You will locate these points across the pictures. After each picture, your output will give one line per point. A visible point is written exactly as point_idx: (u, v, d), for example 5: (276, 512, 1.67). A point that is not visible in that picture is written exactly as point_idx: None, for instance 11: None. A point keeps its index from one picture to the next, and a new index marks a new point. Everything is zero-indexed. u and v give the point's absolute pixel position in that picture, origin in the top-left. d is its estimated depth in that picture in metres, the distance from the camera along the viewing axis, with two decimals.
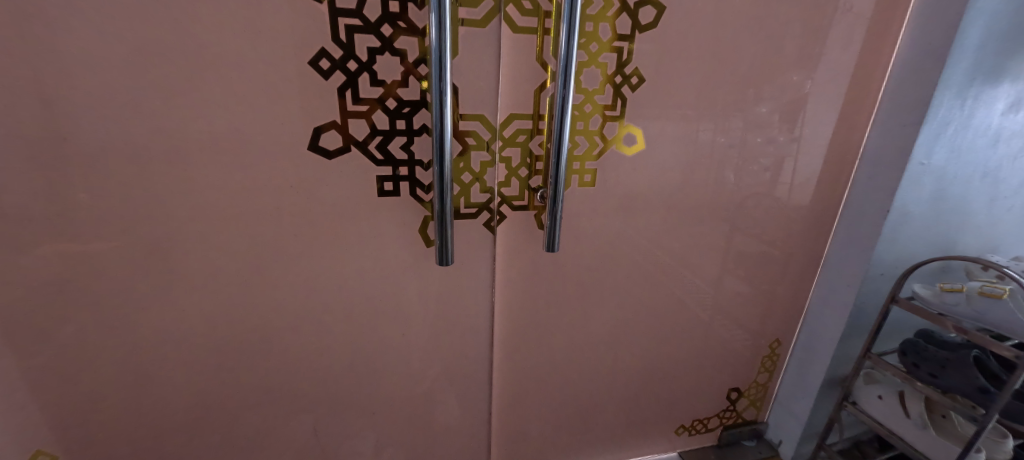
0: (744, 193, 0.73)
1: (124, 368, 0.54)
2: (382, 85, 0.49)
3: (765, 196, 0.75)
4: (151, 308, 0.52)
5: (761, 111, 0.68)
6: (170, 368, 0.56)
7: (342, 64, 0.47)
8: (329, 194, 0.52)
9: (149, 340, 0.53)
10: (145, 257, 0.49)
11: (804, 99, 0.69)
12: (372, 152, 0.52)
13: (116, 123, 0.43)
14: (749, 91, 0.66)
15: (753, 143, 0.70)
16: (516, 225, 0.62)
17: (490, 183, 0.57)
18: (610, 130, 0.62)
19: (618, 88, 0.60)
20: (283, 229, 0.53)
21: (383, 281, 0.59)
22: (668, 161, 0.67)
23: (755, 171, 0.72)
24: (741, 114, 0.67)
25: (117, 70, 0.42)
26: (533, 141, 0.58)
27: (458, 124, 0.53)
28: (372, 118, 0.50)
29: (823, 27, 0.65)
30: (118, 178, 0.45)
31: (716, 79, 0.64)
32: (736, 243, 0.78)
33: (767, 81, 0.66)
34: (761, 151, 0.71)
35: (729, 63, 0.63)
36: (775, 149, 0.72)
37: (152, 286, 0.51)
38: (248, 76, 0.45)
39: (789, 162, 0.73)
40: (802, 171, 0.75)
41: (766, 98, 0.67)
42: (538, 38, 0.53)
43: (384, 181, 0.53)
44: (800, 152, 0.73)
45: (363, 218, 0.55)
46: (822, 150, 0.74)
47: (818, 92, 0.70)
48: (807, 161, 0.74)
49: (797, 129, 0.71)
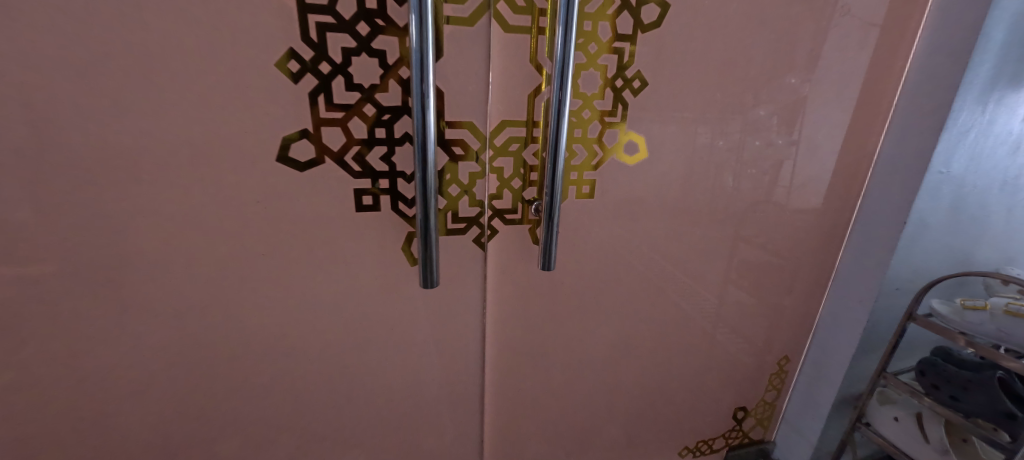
0: (746, 200, 0.69)
1: (69, 409, 0.47)
2: (359, 89, 0.45)
3: (772, 204, 0.71)
4: (100, 341, 0.46)
5: (760, 113, 0.64)
6: (126, 404, 0.50)
7: (314, 67, 0.43)
8: (304, 210, 0.48)
9: (99, 376, 0.47)
10: (90, 285, 0.44)
11: (804, 100, 0.65)
12: (349, 163, 0.47)
13: (49, 136, 0.38)
14: (756, 93, 0.62)
15: (752, 145, 0.66)
16: (509, 241, 0.57)
17: (480, 196, 0.53)
18: (610, 138, 0.58)
19: (619, 92, 0.56)
20: (252, 247, 0.48)
21: (364, 300, 0.54)
22: (670, 168, 0.63)
23: (752, 174, 0.68)
24: (740, 117, 0.63)
25: (46, 75, 0.36)
26: (527, 150, 0.53)
27: (444, 132, 0.48)
28: (349, 126, 0.46)
29: (820, 27, 0.62)
30: (54, 197, 0.39)
31: (723, 81, 0.60)
32: (742, 252, 0.74)
33: (776, 83, 0.63)
34: (759, 154, 0.67)
35: (735, 64, 0.60)
36: (773, 152, 0.67)
37: (101, 316, 0.45)
38: (208, 78, 0.40)
39: (787, 165, 0.69)
40: (801, 172, 0.70)
41: (767, 100, 0.63)
42: (532, 38, 0.49)
43: (363, 195, 0.49)
44: (797, 156, 0.69)
45: (341, 233, 0.50)
46: (822, 155, 0.70)
47: (827, 95, 0.66)
48: (806, 163, 0.70)
49: (796, 131, 0.67)
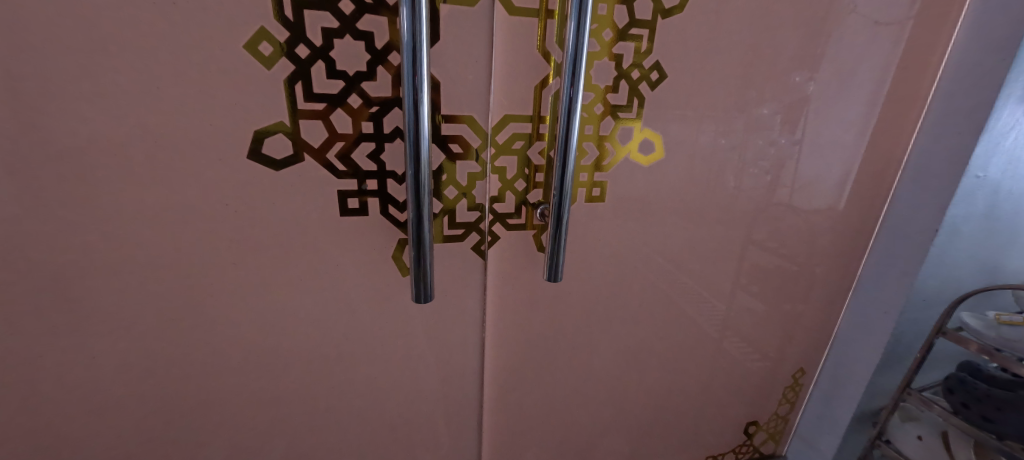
0: (751, 203, 0.64)
1: (13, 443, 0.42)
2: (343, 76, 0.39)
3: (786, 207, 0.67)
4: (43, 369, 0.40)
5: (763, 111, 0.58)
6: (77, 437, 0.44)
7: (290, 51, 0.38)
8: (281, 216, 0.42)
9: (44, 407, 0.41)
10: (28, 305, 0.38)
11: (810, 97, 0.60)
12: (332, 162, 0.42)
13: None
14: (763, 88, 0.57)
15: (756, 144, 0.60)
16: (512, 248, 0.52)
17: (480, 199, 0.48)
18: (624, 135, 0.53)
19: (635, 84, 0.51)
20: (221, 257, 0.42)
21: (350, 312, 0.49)
22: (683, 169, 0.58)
23: (754, 172, 0.62)
24: (742, 115, 0.58)
25: None
26: (532, 149, 0.48)
27: (440, 127, 0.43)
28: (331, 119, 0.40)
29: (826, 19, 0.56)
30: None
31: (738, 74, 0.55)
32: (751, 258, 0.69)
33: (786, 77, 0.58)
34: (760, 153, 0.61)
35: (753, 55, 0.55)
36: (776, 152, 0.62)
37: (42, 340, 0.39)
38: (166, 64, 0.35)
39: (790, 165, 0.64)
40: (803, 173, 0.65)
41: (772, 94, 0.58)
42: (541, 23, 0.43)
43: (349, 197, 0.44)
44: (801, 155, 0.64)
45: (326, 240, 0.45)
46: (827, 154, 0.65)
47: (837, 94, 0.61)
48: (810, 163, 0.65)
49: (799, 130, 0.62)
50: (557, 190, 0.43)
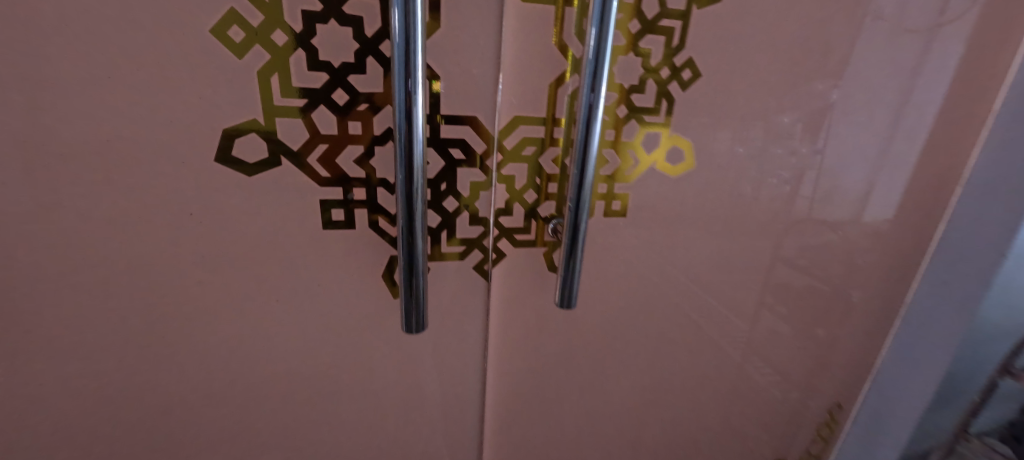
0: (770, 215, 0.57)
1: None
2: (327, 67, 0.34)
3: (818, 223, 0.60)
4: None
5: (783, 119, 0.52)
6: None
7: (264, 36, 0.32)
8: (253, 231, 0.36)
9: None
10: None
11: (833, 104, 0.53)
12: (313, 167, 0.36)
13: None
14: (786, 94, 0.51)
15: (775, 154, 0.53)
16: (520, 266, 0.46)
17: (484, 211, 0.43)
18: (649, 141, 0.47)
19: (664, 84, 0.45)
20: (184, 278, 0.36)
21: (332, 339, 0.43)
22: (709, 178, 0.52)
23: (773, 181, 0.55)
24: (762, 122, 0.51)
25: None
26: (544, 155, 0.42)
27: (439, 129, 0.38)
28: (313, 117, 0.35)
29: (857, 15, 0.50)
30: None
31: (762, 76, 0.48)
32: (772, 278, 0.62)
33: (807, 84, 0.51)
34: (782, 163, 0.54)
35: (777, 55, 0.48)
36: (797, 162, 0.55)
37: None
38: (116, 52, 0.29)
39: (810, 175, 0.56)
40: (825, 185, 0.58)
41: (792, 101, 0.51)
42: (557, 11, 0.38)
43: (333, 208, 0.37)
44: (823, 165, 0.56)
45: (306, 258, 0.38)
46: (854, 165, 0.58)
47: (867, 102, 0.54)
48: (832, 175, 0.57)
49: (821, 138, 0.55)
50: (572, 207, 0.37)
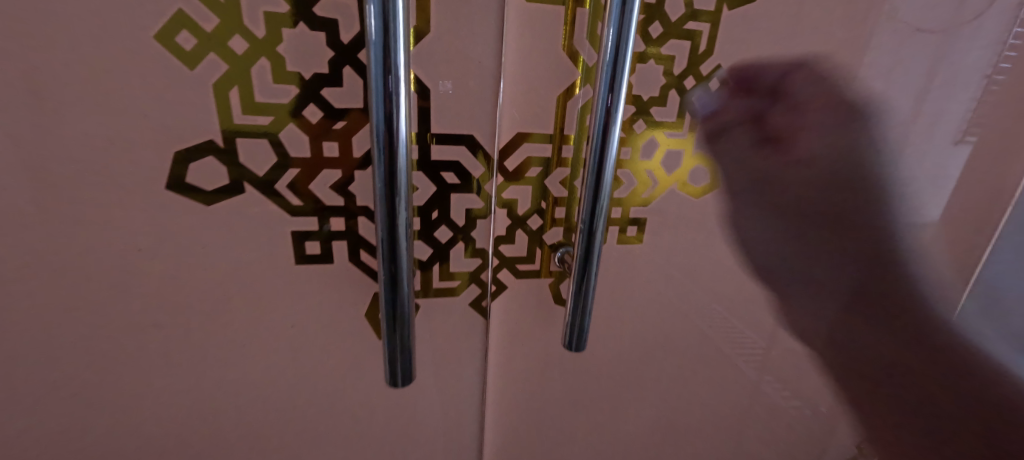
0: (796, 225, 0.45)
1: None
2: (296, 80, 0.27)
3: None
4: None
5: (801, 119, 0.41)
6: None
7: (217, 43, 0.25)
8: (205, 273, 0.30)
9: None
10: None
11: (854, 104, 0.43)
12: (284, 195, 0.29)
13: None
14: (813, 89, 0.40)
15: (794, 157, 0.42)
16: (524, 304, 0.39)
17: (482, 243, 0.35)
18: (670, 161, 0.39)
19: (688, 96, 0.38)
20: (125, 330, 0.30)
21: (294, 395, 0.35)
22: (743, 197, 0.42)
23: (789, 187, 0.44)
24: (779, 124, 0.41)
25: None
26: (552, 178, 0.35)
27: (427, 150, 0.31)
28: (282, 136, 0.28)
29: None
30: None
31: (783, 68, 0.39)
32: (807, 308, 0.49)
33: (829, 84, 0.41)
34: (802, 168, 0.42)
35: (803, 38, 0.38)
36: (820, 167, 0.43)
37: None
38: (12, 59, 0.23)
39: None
40: (857, 192, 0.44)
41: (815, 98, 0.41)
42: (568, 10, 0.31)
43: (308, 241, 0.30)
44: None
45: (271, 304, 0.32)
46: (904, 167, 0.44)
47: (914, 96, 0.42)
48: (869, 179, 0.44)
49: (839, 140, 0.44)
50: (581, 239, 0.31)
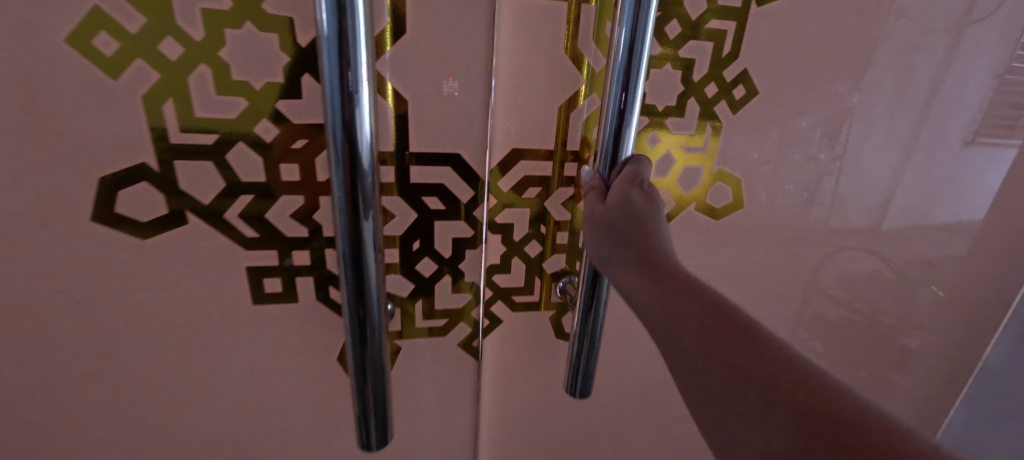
0: (788, 231, 0.38)
1: None
2: (242, 89, 0.22)
3: (860, 248, 0.41)
4: None
5: (798, 124, 0.34)
6: None
7: (146, 47, 0.20)
8: (146, 318, 0.25)
9: None
10: None
11: (853, 107, 0.35)
12: (236, 226, 0.24)
13: None
14: (806, 88, 0.34)
15: (787, 161, 0.35)
16: (524, 343, 0.34)
17: (474, 276, 0.31)
18: (687, 179, 0.34)
19: (710, 105, 0.32)
20: (49, 387, 0.25)
21: (258, 451, 0.30)
22: (775, 222, 0.37)
23: (789, 190, 0.36)
24: (778, 128, 0.34)
25: None
26: (553, 199, 0.30)
27: (407, 172, 0.26)
28: (228, 158, 0.23)
29: None
30: None
31: (778, 67, 0.32)
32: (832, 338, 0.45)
33: (827, 85, 0.34)
34: (797, 171, 0.36)
35: (797, 32, 0.32)
36: (815, 171, 0.36)
37: None
38: None
39: (827, 181, 0.37)
40: (846, 200, 0.38)
41: (812, 100, 0.34)
42: (571, 8, 0.26)
43: (267, 278, 0.26)
44: (842, 172, 0.37)
45: (227, 350, 0.27)
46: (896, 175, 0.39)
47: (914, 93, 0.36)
48: (858, 185, 0.38)
49: (840, 142, 0.36)
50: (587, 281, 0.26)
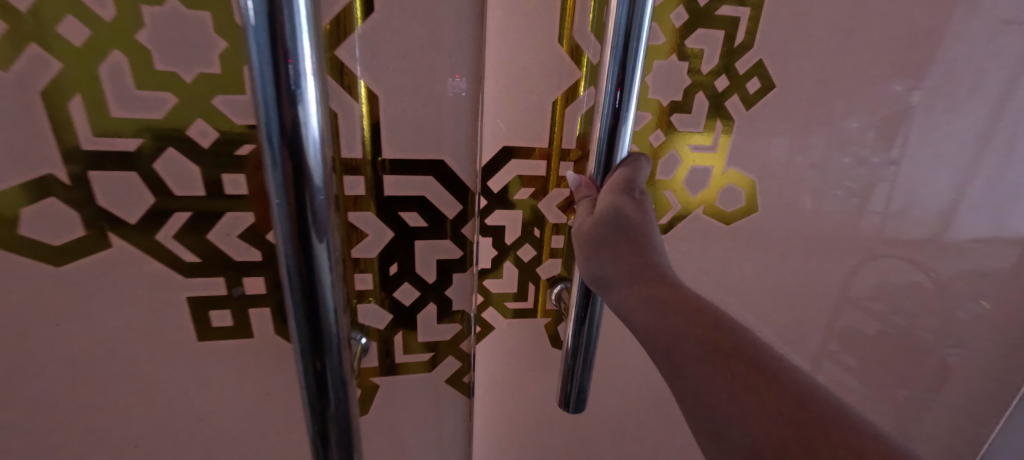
0: (829, 242, 0.30)
1: None
2: (169, 82, 0.18)
3: (913, 261, 0.33)
4: None
5: (848, 126, 0.27)
6: None
7: (43, 30, 0.16)
8: (61, 368, 0.20)
9: None
10: None
11: (913, 106, 0.28)
12: (171, 250, 0.20)
13: None
14: (860, 77, 0.27)
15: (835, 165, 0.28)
16: (527, 382, 0.29)
17: (466, 304, 0.26)
18: (692, 180, 0.27)
19: (721, 98, 0.26)
20: None
21: None
22: (836, 245, 0.31)
23: (837, 198, 0.29)
24: (827, 128, 0.27)
25: None
26: (549, 200, 0.25)
27: (381, 182, 0.22)
28: (157, 167, 0.19)
29: None
30: None
31: (827, 59, 0.26)
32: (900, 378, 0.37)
33: (882, 83, 0.27)
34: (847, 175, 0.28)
35: (849, 10, 0.25)
36: (868, 176, 0.29)
37: None
38: None
39: (879, 190, 0.30)
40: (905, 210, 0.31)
41: (868, 95, 0.27)
42: None
43: (215, 311, 0.21)
44: (900, 177, 0.30)
45: (167, 401, 0.22)
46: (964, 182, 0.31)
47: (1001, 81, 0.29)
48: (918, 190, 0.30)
49: (898, 144, 0.29)
50: (577, 312, 0.22)
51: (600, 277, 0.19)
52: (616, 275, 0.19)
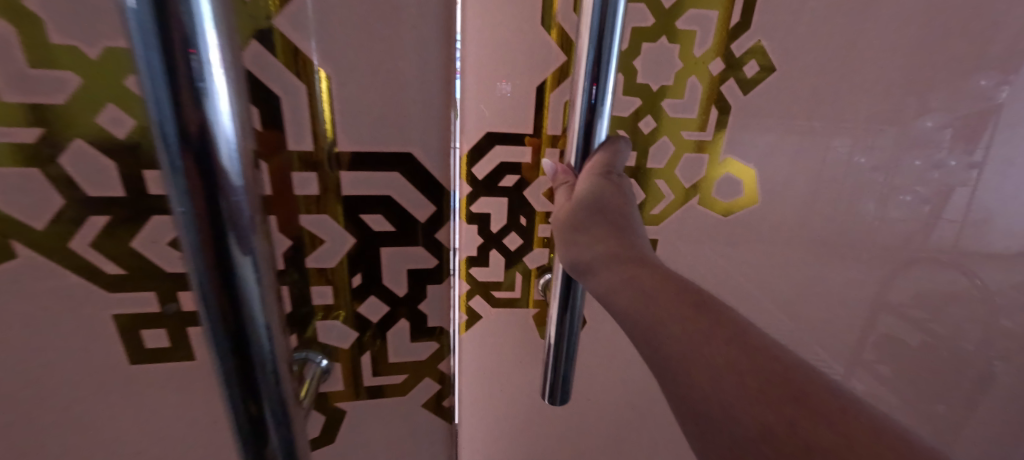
0: (886, 256, 0.26)
1: None
2: (71, 59, 0.15)
3: (989, 280, 0.28)
4: None
5: (921, 126, 0.23)
6: None
7: None
8: None
9: None
10: None
11: (1003, 102, 0.24)
12: (89, 260, 0.17)
13: None
14: (935, 67, 0.22)
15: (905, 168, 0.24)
16: (517, 407, 0.26)
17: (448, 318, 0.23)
18: (687, 171, 0.23)
19: (717, 84, 0.22)
20: None
21: None
22: (892, 258, 0.27)
23: (903, 204, 0.25)
24: (896, 129, 0.23)
25: None
26: (536, 186, 0.21)
27: (339, 180, 0.19)
28: (64, 161, 0.16)
29: None
30: None
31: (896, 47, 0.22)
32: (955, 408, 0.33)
33: (968, 77, 0.23)
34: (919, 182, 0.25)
35: None
36: (943, 182, 0.25)
37: None
38: None
39: (957, 197, 0.25)
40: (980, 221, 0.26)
41: (945, 90, 0.23)
42: None
43: (149, 330, 0.19)
44: (980, 185, 0.25)
45: (99, 432, 0.19)
46: None
47: None
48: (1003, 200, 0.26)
49: (983, 144, 0.24)
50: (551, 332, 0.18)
51: (578, 262, 0.16)
52: (593, 256, 0.15)
